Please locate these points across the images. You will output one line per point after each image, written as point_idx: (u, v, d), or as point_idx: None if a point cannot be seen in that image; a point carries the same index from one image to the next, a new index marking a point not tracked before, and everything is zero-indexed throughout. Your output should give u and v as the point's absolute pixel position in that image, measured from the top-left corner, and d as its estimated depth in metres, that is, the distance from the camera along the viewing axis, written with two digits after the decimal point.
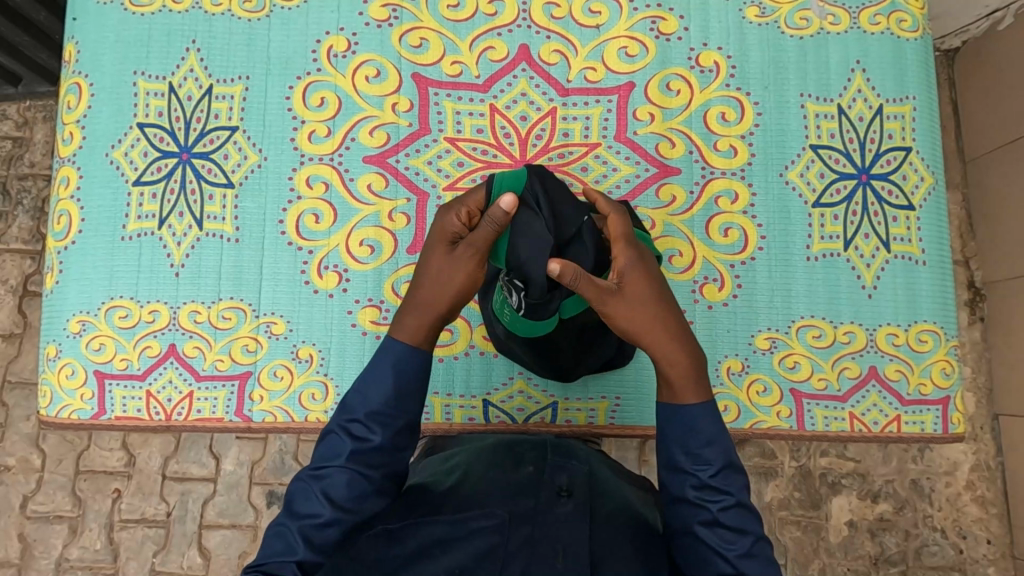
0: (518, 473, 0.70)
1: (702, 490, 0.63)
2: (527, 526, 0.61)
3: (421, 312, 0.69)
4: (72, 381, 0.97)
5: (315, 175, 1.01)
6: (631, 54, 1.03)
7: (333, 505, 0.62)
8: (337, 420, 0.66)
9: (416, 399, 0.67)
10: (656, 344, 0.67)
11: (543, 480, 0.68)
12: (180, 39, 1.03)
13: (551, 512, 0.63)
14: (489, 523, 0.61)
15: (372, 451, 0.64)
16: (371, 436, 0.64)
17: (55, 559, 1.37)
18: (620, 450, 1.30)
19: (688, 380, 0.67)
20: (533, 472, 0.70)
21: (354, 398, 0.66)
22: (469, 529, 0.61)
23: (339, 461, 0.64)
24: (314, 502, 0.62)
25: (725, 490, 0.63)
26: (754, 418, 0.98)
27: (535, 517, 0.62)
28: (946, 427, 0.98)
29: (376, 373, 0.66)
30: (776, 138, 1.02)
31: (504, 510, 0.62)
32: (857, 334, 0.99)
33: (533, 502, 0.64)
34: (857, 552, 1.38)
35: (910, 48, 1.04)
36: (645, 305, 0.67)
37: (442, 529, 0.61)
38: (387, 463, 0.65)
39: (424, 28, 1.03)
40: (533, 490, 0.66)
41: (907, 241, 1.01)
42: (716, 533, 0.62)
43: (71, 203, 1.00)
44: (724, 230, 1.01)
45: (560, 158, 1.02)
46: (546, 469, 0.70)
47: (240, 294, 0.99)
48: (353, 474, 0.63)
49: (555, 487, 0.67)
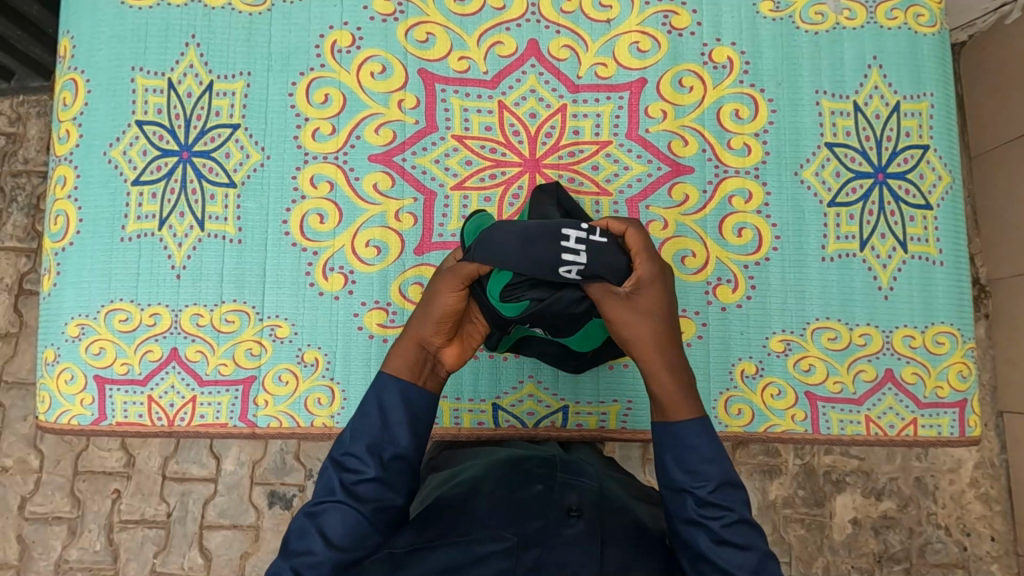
0: (526, 492, 0.68)
1: (703, 508, 0.62)
2: (536, 548, 0.60)
3: (408, 338, 0.68)
4: (72, 386, 0.95)
5: (319, 173, 0.98)
6: (643, 50, 1.01)
7: (327, 542, 0.60)
8: (331, 455, 0.65)
9: (408, 431, 0.65)
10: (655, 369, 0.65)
11: (553, 501, 0.67)
12: (179, 34, 1.00)
13: (560, 533, 0.62)
14: (498, 546, 0.60)
15: (364, 485, 0.62)
16: (364, 469, 0.63)
17: (53, 561, 1.35)
18: (624, 450, 1.29)
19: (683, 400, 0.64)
20: (541, 492, 0.68)
21: (348, 433, 0.66)
22: (477, 555, 0.60)
23: (334, 496, 0.62)
24: (309, 539, 0.61)
25: (727, 506, 0.62)
26: (768, 421, 0.97)
27: (545, 540, 0.61)
28: (962, 430, 0.96)
29: (372, 405, 0.66)
30: (791, 136, 1.00)
31: (513, 533, 0.62)
32: (873, 336, 0.97)
33: (542, 524, 0.63)
34: (862, 550, 1.37)
35: (926, 43, 1.01)
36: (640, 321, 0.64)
37: (450, 554, 0.60)
38: (382, 498, 0.63)
39: (431, 23, 1.00)
40: (541, 510, 0.65)
41: (924, 241, 0.99)
42: (722, 552, 0.60)
43: (68, 203, 0.97)
44: (738, 230, 0.99)
45: (570, 157, 1.00)
46: (555, 488, 0.69)
47: (244, 296, 0.96)
48: (346, 508, 0.62)
49: (563, 508, 0.65)
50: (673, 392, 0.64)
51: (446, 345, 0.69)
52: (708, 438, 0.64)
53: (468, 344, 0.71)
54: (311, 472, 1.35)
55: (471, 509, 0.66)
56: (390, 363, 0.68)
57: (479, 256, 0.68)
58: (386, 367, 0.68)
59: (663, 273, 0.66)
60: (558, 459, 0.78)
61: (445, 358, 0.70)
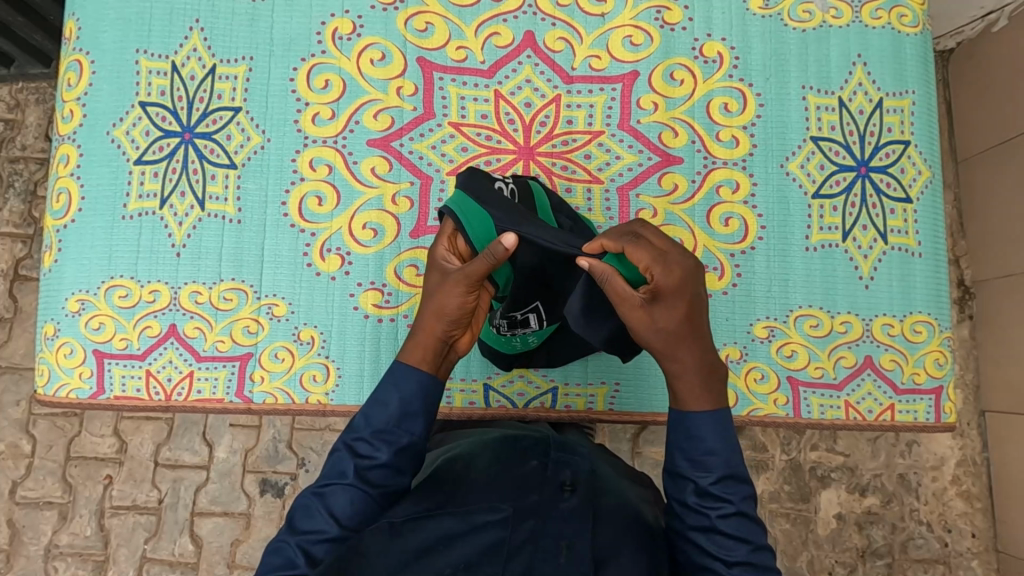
0: (521, 467, 0.71)
1: (703, 498, 0.63)
2: (532, 520, 0.62)
3: (423, 335, 0.69)
4: (71, 360, 0.96)
5: (318, 157, 1.01)
6: (635, 43, 1.04)
7: (335, 522, 0.63)
8: (344, 439, 0.66)
9: (422, 420, 0.67)
10: (683, 363, 0.64)
11: (547, 476, 0.69)
12: (184, 18, 1.02)
13: (556, 507, 0.64)
14: (496, 517, 0.62)
15: (374, 469, 0.64)
16: (375, 455, 0.65)
17: (44, 546, 1.36)
18: (613, 441, 1.36)
19: (696, 392, 0.64)
20: (537, 467, 0.71)
21: (361, 418, 0.67)
22: (475, 524, 0.61)
23: (344, 479, 0.64)
24: (317, 520, 0.63)
25: (726, 498, 0.62)
26: (752, 405, 1.00)
27: (540, 512, 0.63)
28: (938, 416, 1.00)
29: (382, 390, 0.67)
30: (777, 129, 1.04)
31: (510, 506, 0.63)
32: (854, 324, 1.00)
33: (538, 498, 0.65)
34: (845, 544, 1.40)
35: (910, 43, 1.05)
36: (667, 317, 0.62)
37: (447, 524, 0.61)
38: (389, 483, 0.65)
39: (430, 13, 1.03)
40: (536, 484, 0.67)
41: (904, 233, 1.02)
42: (712, 539, 0.62)
43: (71, 180, 0.99)
44: (725, 220, 1.02)
45: (564, 145, 1.03)
46: (550, 465, 0.71)
47: (242, 275, 0.99)
48: (353, 492, 0.64)
49: (558, 483, 0.68)
50: (685, 381, 0.64)
51: (462, 334, 0.70)
52: (704, 427, 0.63)
53: (478, 326, 0.73)
54: (303, 461, 1.36)
55: (467, 481, 0.68)
56: (411, 356, 0.68)
57: (483, 257, 0.66)
58: (405, 361, 0.68)
59: (687, 277, 0.62)
60: (553, 439, 0.79)
61: (458, 341, 0.71)
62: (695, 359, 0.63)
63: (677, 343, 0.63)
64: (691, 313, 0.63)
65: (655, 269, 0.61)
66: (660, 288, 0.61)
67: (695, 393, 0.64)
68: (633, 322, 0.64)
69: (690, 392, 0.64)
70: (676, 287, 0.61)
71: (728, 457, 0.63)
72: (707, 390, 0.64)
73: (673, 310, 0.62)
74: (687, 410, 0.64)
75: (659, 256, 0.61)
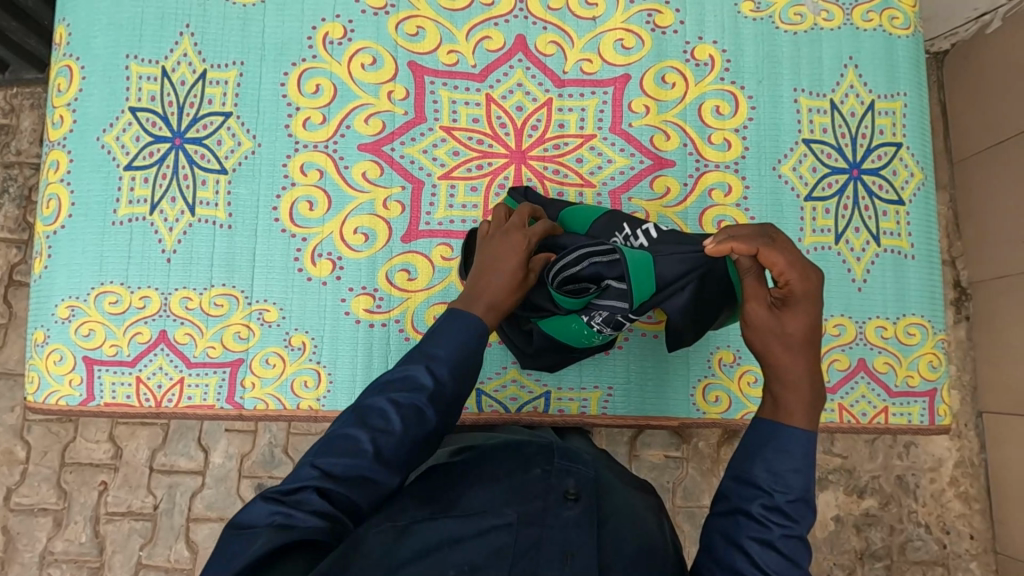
0: (524, 475, 0.70)
1: (769, 512, 0.60)
2: (536, 528, 0.62)
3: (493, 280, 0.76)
4: (60, 367, 0.96)
5: (309, 162, 1.01)
6: (626, 47, 1.04)
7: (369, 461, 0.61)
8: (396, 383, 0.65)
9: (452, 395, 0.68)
10: (795, 375, 0.63)
11: (551, 483, 0.68)
12: (174, 24, 1.01)
13: (559, 515, 0.64)
14: (502, 522, 0.62)
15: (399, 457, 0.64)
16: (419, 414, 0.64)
17: (38, 553, 1.35)
18: (611, 445, 1.35)
19: (801, 406, 0.63)
20: (541, 475, 0.70)
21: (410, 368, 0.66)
22: (482, 528, 0.61)
23: (394, 419, 0.63)
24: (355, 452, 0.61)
25: (794, 519, 0.60)
26: (744, 409, 1.00)
27: (543, 520, 0.63)
28: (932, 419, 1.00)
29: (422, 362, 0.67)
30: (770, 132, 1.03)
31: (514, 511, 0.63)
32: (847, 327, 1.00)
33: (542, 504, 0.65)
34: (844, 547, 1.39)
35: (902, 46, 1.05)
36: (796, 324, 0.63)
37: (452, 526, 0.61)
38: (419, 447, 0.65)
39: (421, 17, 1.03)
40: (540, 491, 0.67)
41: (896, 235, 1.02)
42: (767, 555, 0.59)
43: (60, 186, 0.99)
44: (717, 223, 1.02)
45: (556, 149, 1.03)
46: (554, 472, 0.70)
47: (233, 280, 0.98)
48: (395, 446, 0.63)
49: (563, 491, 0.67)
50: (795, 392, 0.63)
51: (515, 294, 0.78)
52: None
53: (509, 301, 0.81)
54: None
55: (467, 487, 0.68)
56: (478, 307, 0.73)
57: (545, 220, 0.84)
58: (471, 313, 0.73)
59: (818, 289, 0.64)
60: (558, 446, 0.77)
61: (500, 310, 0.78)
62: (809, 370, 0.63)
63: (797, 350, 0.64)
64: (815, 323, 0.64)
65: (791, 273, 0.62)
66: (792, 291, 0.63)
67: (803, 406, 0.63)
68: (755, 319, 0.65)
69: (796, 404, 0.63)
70: (807, 293, 0.63)
71: (807, 479, 0.61)
72: (813, 406, 0.63)
73: (801, 321, 0.63)
74: (783, 423, 0.63)
75: (797, 262, 0.62)
